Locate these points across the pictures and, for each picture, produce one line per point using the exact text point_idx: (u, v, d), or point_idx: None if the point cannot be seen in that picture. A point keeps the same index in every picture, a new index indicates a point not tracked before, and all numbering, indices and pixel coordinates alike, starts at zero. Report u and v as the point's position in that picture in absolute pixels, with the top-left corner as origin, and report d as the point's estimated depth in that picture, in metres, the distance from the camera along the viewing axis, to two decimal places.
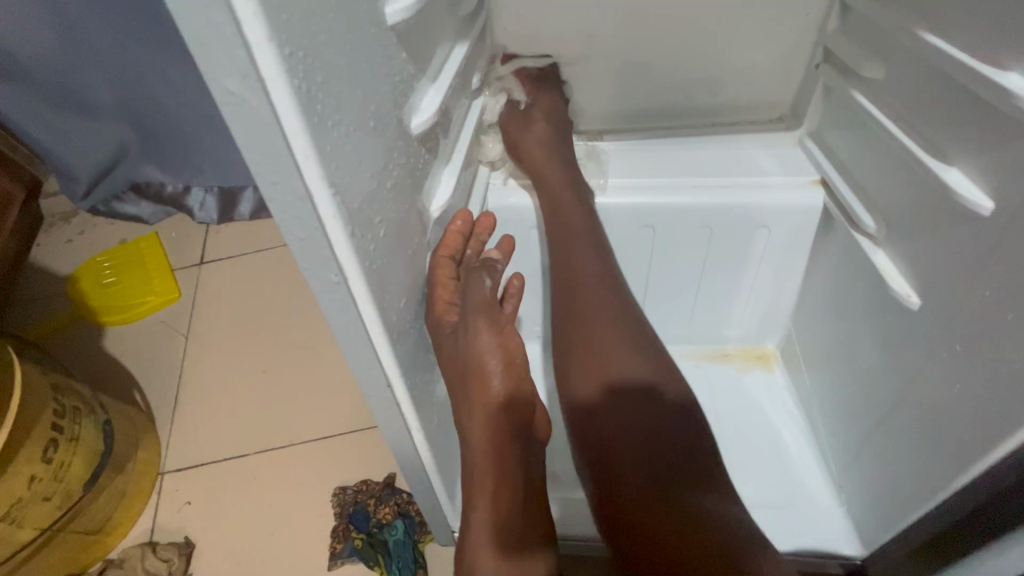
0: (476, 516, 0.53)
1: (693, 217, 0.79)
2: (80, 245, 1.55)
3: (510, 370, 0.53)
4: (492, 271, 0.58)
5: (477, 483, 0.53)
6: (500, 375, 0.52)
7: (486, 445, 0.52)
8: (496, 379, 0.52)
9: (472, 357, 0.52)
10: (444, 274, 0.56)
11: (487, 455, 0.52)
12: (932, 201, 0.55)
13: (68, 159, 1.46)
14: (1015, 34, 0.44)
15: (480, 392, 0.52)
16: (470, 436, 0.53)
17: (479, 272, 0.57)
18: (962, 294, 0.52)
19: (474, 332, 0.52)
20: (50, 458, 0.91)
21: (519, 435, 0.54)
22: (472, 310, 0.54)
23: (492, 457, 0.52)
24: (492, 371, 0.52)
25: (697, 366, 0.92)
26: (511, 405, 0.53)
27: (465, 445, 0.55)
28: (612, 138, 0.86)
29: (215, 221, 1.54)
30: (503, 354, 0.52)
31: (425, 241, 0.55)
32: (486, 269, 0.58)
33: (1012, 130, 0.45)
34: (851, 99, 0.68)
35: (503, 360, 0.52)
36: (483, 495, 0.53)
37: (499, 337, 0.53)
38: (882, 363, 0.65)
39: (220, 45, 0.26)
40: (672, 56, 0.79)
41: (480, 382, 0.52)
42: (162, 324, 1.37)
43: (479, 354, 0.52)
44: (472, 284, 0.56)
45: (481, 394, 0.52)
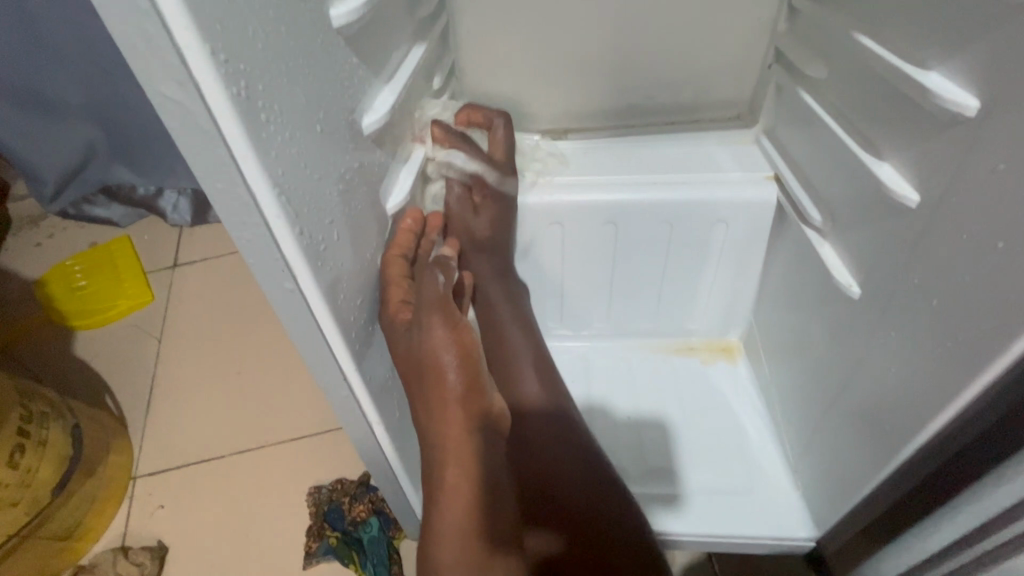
0: (441, 519, 0.52)
1: (654, 214, 0.81)
2: (49, 249, 1.52)
3: (466, 364, 0.52)
4: (445, 269, 0.59)
5: (440, 481, 0.52)
6: (456, 369, 0.51)
7: (448, 442, 0.52)
8: (454, 374, 0.51)
9: (427, 352, 0.52)
10: (395, 272, 0.56)
11: (449, 452, 0.52)
12: (869, 195, 0.58)
13: (36, 162, 1.44)
14: (934, 36, 0.47)
15: (437, 387, 0.52)
16: (431, 433, 0.53)
17: (433, 269, 0.57)
18: (896, 284, 0.54)
19: (429, 328, 0.52)
20: (17, 462, 0.91)
21: (482, 427, 0.53)
22: (426, 307, 0.54)
23: (456, 453, 0.52)
24: (447, 367, 0.51)
25: (663, 360, 0.94)
26: (472, 399, 0.52)
27: (428, 444, 0.53)
28: (575, 138, 0.88)
29: (188, 223, 1.53)
30: (457, 348, 0.52)
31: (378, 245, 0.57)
32: (439, 267, 0.59)
33: (935, 128, 0.48)
34: (800, 99, 0.71)
35: (458, 354, 0.52)
36: (447, 502, 0.52)
37: (454, 333, 0.52)
38: (830, 352, 0.68)
39: (156, 52, 0.27)
40: (631, 57, 0.81)
41: (438, 377, 0.51)
42: (134, 327, 1.36)
43: (434, 348, 0.51)
44: (426, 281, 0.56)
45: (438, 389, 0.52)
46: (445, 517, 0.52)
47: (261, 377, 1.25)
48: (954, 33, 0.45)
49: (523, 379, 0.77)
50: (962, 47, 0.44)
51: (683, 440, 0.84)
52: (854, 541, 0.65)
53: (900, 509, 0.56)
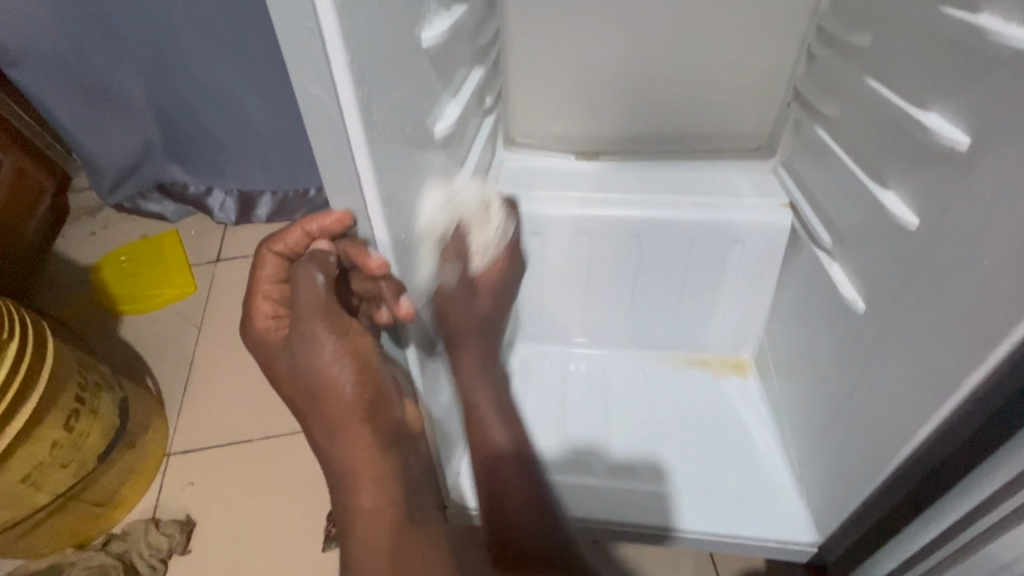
0: (360, 545, 0.53)
1: (676, 231, 0.88)
2: (103, 238, 1.63)
3: (365, 375, 0.50)
4: (325, 260, 0.48)
5: (356, 507, 0.53)
6: (354, 386, 0.49)
7: (356, 463, 0.52)
8: (352, 392, 0.49)
9: (320, 372, 0.49)
10: (268, 273, 0.51)
11: (358, 473, 0.52)
12: (875, 219, 0.64)
13: (100, 157, 1.56)
14: (933, 83, 0.54)
15: (334, 408, 0.50)
16: (336, 457, 0.52)
17: (307, 267, 0.47)
18: (896, 299, 0.60)
19: (316, 346, 0.48)
20: (72, 426, 0.97)
21: (389, 439, 0.53)
22: (305, 317, 0.47)
23: (365, 469, 0.52)
24: (343, 384, 0.49)
25: (678, 371, 0.99)
26: (370, 411, 0.51)
27: (334, 464, 0.53)
28: (607, 160, 0.95)
29: (233, 222, 1.64)
30: (352, 362, 0.49)
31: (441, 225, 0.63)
32: (315, 258, 0.48)
33: (932, 161, 0.55)
34: (815, 134, 0.79)
35: (353, 368, 0.49)
36: (358, 518, 0.54)
37: (345, 347, 0.48)
38: (835, 365, 0.73)
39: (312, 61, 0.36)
40: (662, 89, 0.89)
41: (339, 396, 0.49)
42: (176, 314, 1.45)
43: (328, 368, 0.49)
44: (298, 283, 0.47)
45: (337, 410, 0.50)
46: (359, 530, 0.54)
47: None
48: (950, 80, 0.52)
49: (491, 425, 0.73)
50: (957, 92, 0.51)
51: (693, 446, 0.89)
52: (853, 543, 0.69)
53: (896, 510, 0.61)
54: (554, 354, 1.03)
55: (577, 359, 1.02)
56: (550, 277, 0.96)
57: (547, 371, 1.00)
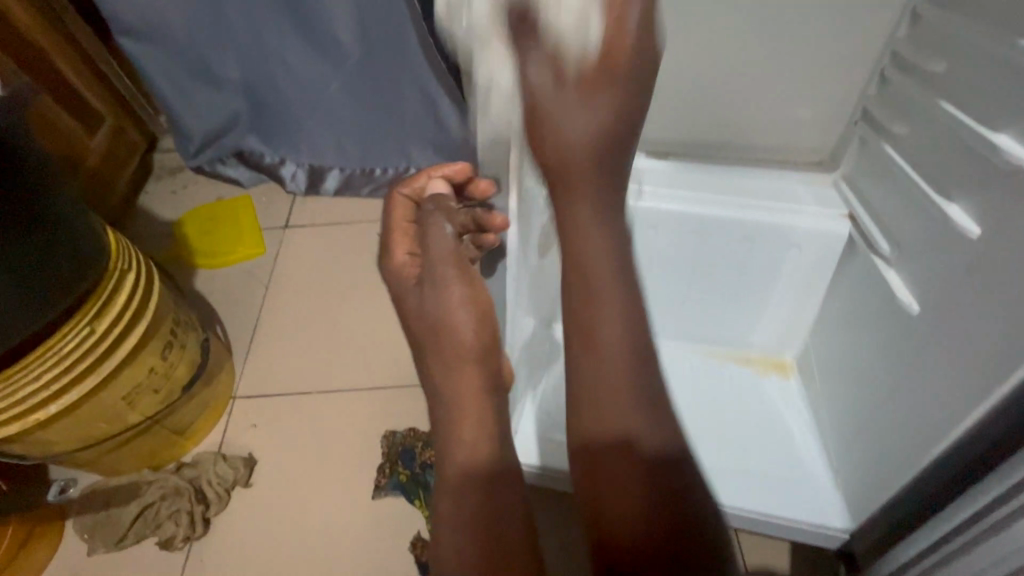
0: (453, 483, 0.60)
1: (736, 230, 0.94)
2: (183, 197, 1.76)
3: (480, 319, 0.65)
4: (447, 215, 0.70)
5: (453, 443, 0.61)
6: (472, 325, 0.65)
7: (465, 395, 0.63)
8: (468, 329, 0.65)
9: (447, 310, 0.65)
10: (402, 222, 0.80)
11: (465, 406, 0.62)
12: (936, 229, 0.70)
13: (189, 122, 1.68)
14: (1005, 107, 0.60)
15: (454, 343, 0.65)
16: (450, 391, 0.64)
17: (440, 220, 0.69)
18: (950, 300, 0.66)
19: (446, 286, 0.66)
20: (166, 356, 1.07)
21: (491, 382, 0.65)
22: (436, 260, 0.67)
23: (470, 400, 0.63)
24: (462, 322, 0.65)
25: (722, 364, 1.05)
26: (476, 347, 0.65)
27: (446, 400, 0.64)
28: (675, 161, 1.02)
29: (302, 192, 1.74)
30: (472, 307, 0.65)
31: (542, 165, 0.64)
32: (444, 215, 0.70)
33: (996, 177, 0.60)
34: (882, 151, 0.84)
35: (471, 311, 0.65)
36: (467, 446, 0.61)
37: (466, 291, 0.66)
38: (882, 363, 0.79)
39: None
40: (736, 99, 0.95)
41: (455, 327, 0.65)
42: (247, 272, 1.56)
43: (453, 308, 0.65)
44: (433, 232, 0.68)
45: (455, 344, 0.64)
46: (457, 451, 0.61)
47: (352, 334, 1.41)
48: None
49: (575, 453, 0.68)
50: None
51: (735, 434, 0.95)
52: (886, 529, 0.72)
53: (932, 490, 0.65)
54: (605, 337, 1.10)
55: (626, 343, 1.09)
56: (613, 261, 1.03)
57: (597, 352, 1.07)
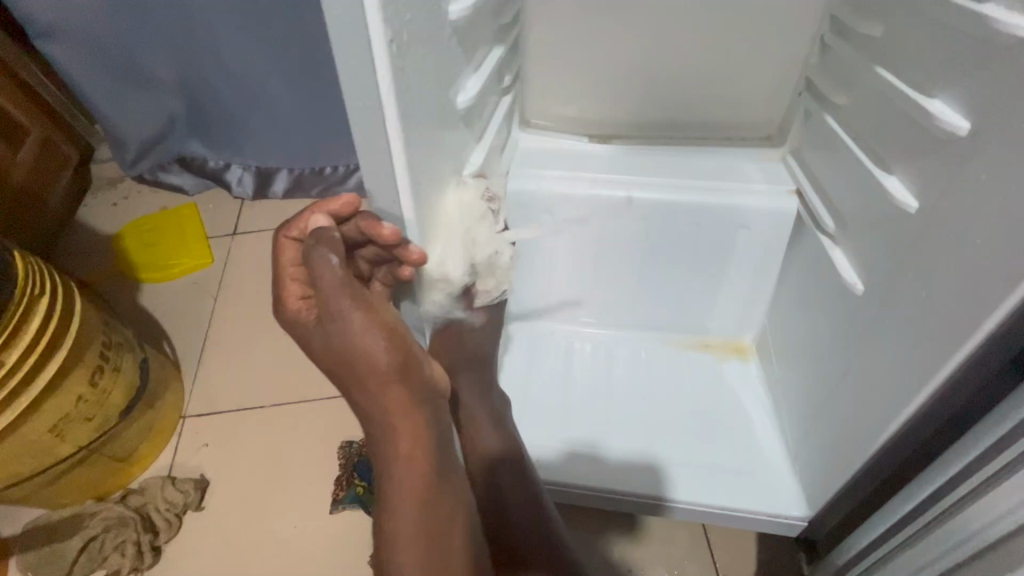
0: (395, 519, 0.55)
1: (683, 214, 0.90)
2: (125, 209, 1.67)
3: (395, 341, 0.55)
4: (328, 241, 0.52)
5: (389, 473, 0.56)
6: (387, 353, 0.54)
7: (394, 423, 0.56)
8: (385, 356, 0.54)
9: (357, 344, 0.54)
10: (288, 257, 0.60)
11: (396, 435, 0.55)
12: (877, 204, 0.66)
13: (124, 129, 1.60)
14: (938, 70, 0.56)
15: (372, 372, 0.55)
16: (379, 424, 0.56)
17: (320, 249, 0.52)
18: (892, 279, 0.63)
19: (347, 318, 0.53)
20: (96, 381, 1.01)
21: (422, 400, 0.58)
22: (331, 295, 0.53)
23: (400, 427, 0.56)
24: (376, 350, 0.54)
25: (680, 353, 1.02)
26: (396, 369, 0.55)
27: (376, 431, 0.56)
28: (618, 144, 0.97)
29: (249, 196, 1.67)
30: (382, 331, 0.54)
31: (448, 159, 0.59)
32: (323, 241, 0.52)
33: (931, 146, 0.57)
34: (824, 122, 0.80)
35: (384, 334, 0.54)
36: (399, 460, 0.55)
37: (372, 315, 0.54)
38: (832, 347, 0.76)
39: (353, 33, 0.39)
40: (677, 74, 0.91)
41: (368, 359, 0.54)
42: (193, 283, 1.49)
43: (363, 340, 0.54)
44: (317, 264, 0.52)
45: (372, 376, 0.55)
46: (395, 476, 0.55)
47: None
48: (956, 66, 0.54)
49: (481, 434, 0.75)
50: (961, 79, 0.53)
51: (694, 425, 0.92)
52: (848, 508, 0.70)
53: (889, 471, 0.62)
54: (561, 333, 1.05)
55: (581, 336, 1.05)
56: (559, 253, 0.98)
57: (553, 347, 1.03)
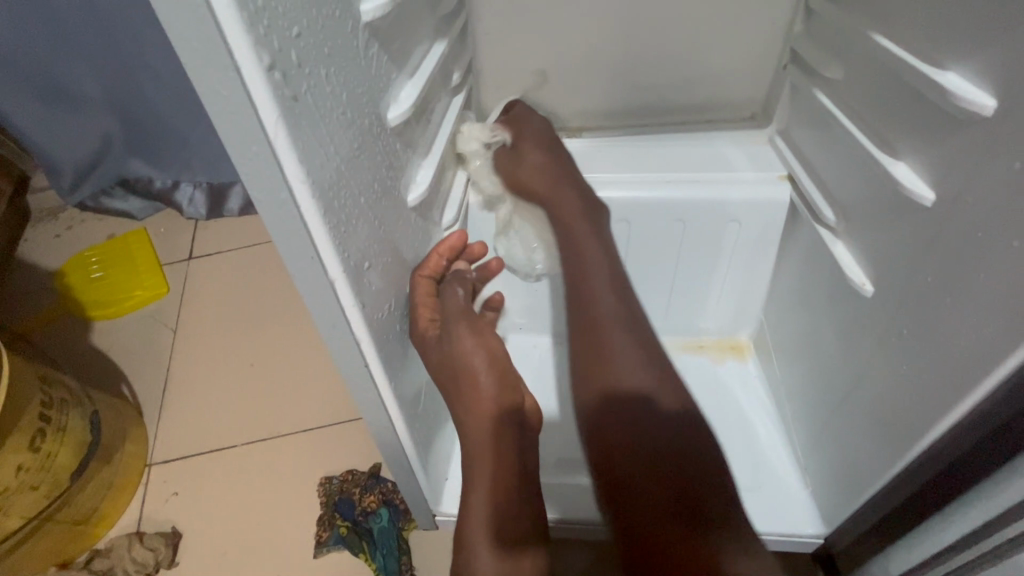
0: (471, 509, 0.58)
1: (666, 210, 0.82)
2: (68, 240, 1.54)
3: (501, 374, 0.60)
4: (462, 281, 0.65)
5: (476, 466, 0.59)
6: (486, 374, 0.59)
7: (479, 429, 0.59)
8: (485, 377, 0.59)
9: (462, 362, 0.59)
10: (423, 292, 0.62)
11: (481, 443, 0.58)
12: (884, 194, 0.58)
13: (55, 155, 1.47)
14: (954, 36, 0.47)
15: (469, 390, 0.59)
16: (470, 433, 0.59)
17: (453, 283, 0.64)
18: (907, 280, 0.55)
19: (458, 338, 0.59)
20: (38, 447, 0.93)
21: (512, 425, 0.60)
22: (452, 318, 0.61)
23: (485, 440, 0.58)
24: (479, 372, 0.59)
25: (674, 357, 0.95)
26: (509, 411, 0.60)
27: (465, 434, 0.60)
28: (590, 137, 0.88)
29: (203, 217, 1.55)
30: (486, 354, 0.60)
31: (383, 187, 0.50)
32: (456, 279, 0.65)
33: (951, 128, 0.48)
34: (815, 99, 0.72)
35: (487, 360, 0.59)
36: (477, 483, 0.58)
37: (479, 340, 0.60)
38: (840, 351, 0.69)
39: (213, 61, 0.29)
40: (649, 54, 0.81)
41: (472, 379, 0.59)
42: (150, 317, 1.38)
43: (466, 357, 0.59)
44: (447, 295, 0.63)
45: (471, 390, 0.59)
46: (477, 470, 0.58)
47: (274, 371, 1.27)
48: (974, 32, 0.45)
49: (620, 364, 0.65)
50: (981, 47, 0.45)
51: None
52: (871, 527, 0.64)
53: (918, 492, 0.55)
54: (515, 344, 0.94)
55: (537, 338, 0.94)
56: None
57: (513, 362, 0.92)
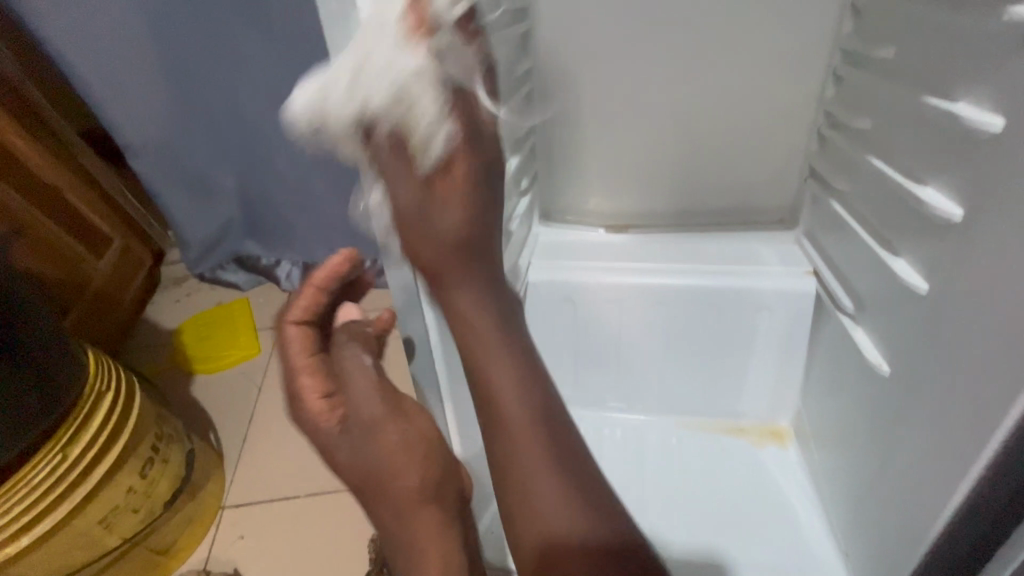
0: None
1: (703, 297, 0.92)
2: (185, 305, 1.82)
3: (410, 454, 0.61)
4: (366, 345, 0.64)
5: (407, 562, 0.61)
6: (405, 462, 0.60)
7: (415, 528, 0.60)
8: (407, 468, 0.60)
9: (376, 454, 0.60)
10: (303, 353, 0.60)
11: (415, 539, 0.60)
12: (890, 286, 0.67)
13: (188, 232, 1.74)
14: (927, 161, 0.59)
15: (383, 483, 0.60)
16: (397, 525, 0.61)
17: (355, 352, 0.62)
18: (916, 361, 0.62)
19: (374, 429, 0.60)
20: (146, 473, 1.07)
21: (436, 502, 0.62)
22: (356, 399, 0.61)
23: (424, 534, 0.60)
24: (392, 458, 0.60)
25: (714, 438, 0.99)
26: (428, 490, 0.61)
27: (393, 528, 0.61)
28: (636, 233, 1.01)
29: (296, 289, 1.79)
30: (402, 437, 0.61)
31: None
32: (355, 343, 0.64)
33: (934, 231, 0.58)
34: (831, 207, 0.83)
35: (402, 442, 0.61)
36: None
37: (399, 423, 0.61)
38: (869, 431, 0.73)
39: None
40: (686, 168, 0.96)
41: (392, 474, 0.60)
42: (242, 374, 1.58)
43: (382, 449, 0.60)
44: (345, 368, 0.61)
45: (386, 484, 0.60)
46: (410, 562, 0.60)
47: None
48: (941, 159, 0.57)
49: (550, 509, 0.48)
50: (948, 170, 0.56)
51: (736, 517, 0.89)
52: None
53: None
54: None
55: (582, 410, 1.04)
56: (581, 342, 0.99)
57: None
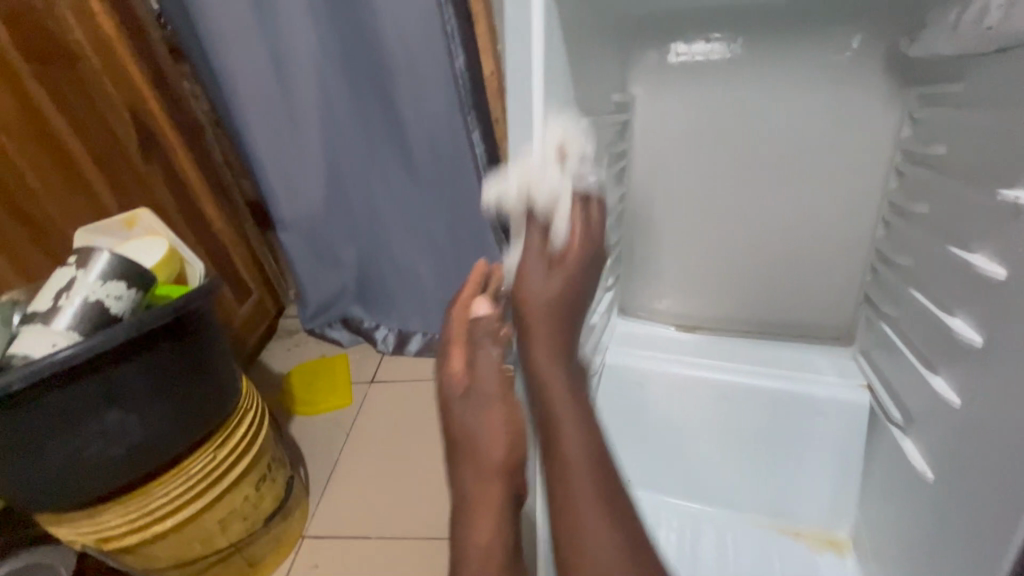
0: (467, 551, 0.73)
1: (763, 397, 1.03)
2: (295, 353, 2.11)
3: (509, 446, 0.76)
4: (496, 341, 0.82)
5: (476, 515, 0.75)
6: (501, 450, 0.76)
7: (489, 492, 0.75)
8: (499, 451, 0.76)
9: (483, 426, 0.77)
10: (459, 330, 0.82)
11: (483, 505, 0.75)
12: (931, 400, 0.77)
13: (309, 293, 2.04)
14: (955, 299, 0.72)
15: (478, 455, 0.76)
16: (475, 487, 0.76)
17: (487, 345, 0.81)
18: (954, 468, 0.71)
19: (487, 410, 0.77)
20: (259, 487, 1.25)
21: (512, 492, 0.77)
22: (483, 382, 0.79)
23: (491, 499, 0.75)
24: (494, 441, 0.76)
25: (771, 538, 1.03)
26: (507, 473, 0.76)
27: (468, 490, 0.76)
28: (705, 333, 1.16)
29: (389, 352, 2.01)
30: (508, 424, 0.77)
31: None
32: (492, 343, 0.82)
33: (962, 355, 0.70)
34: (882, 330, 0.95)
35: (507, 429, 0.77)
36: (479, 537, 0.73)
37: (505, 410, 0.77)
38: (918, 538, 0.79)
39: None
40: (752, 283, 1.13)
41: (488, 446, 0.76)
42: (334, 420, 1.78)
43: (489, 424, 0.77)
44: (481, 355, 0.80)
45: (483, 457, 0.76)
46: (477, 522, 0.74)
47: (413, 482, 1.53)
48: (965, 298, 0.70)
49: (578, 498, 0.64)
50: (970, 308, 0.69)
51: None
52: None
53: None
54: None
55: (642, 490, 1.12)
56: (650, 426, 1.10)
57: None
